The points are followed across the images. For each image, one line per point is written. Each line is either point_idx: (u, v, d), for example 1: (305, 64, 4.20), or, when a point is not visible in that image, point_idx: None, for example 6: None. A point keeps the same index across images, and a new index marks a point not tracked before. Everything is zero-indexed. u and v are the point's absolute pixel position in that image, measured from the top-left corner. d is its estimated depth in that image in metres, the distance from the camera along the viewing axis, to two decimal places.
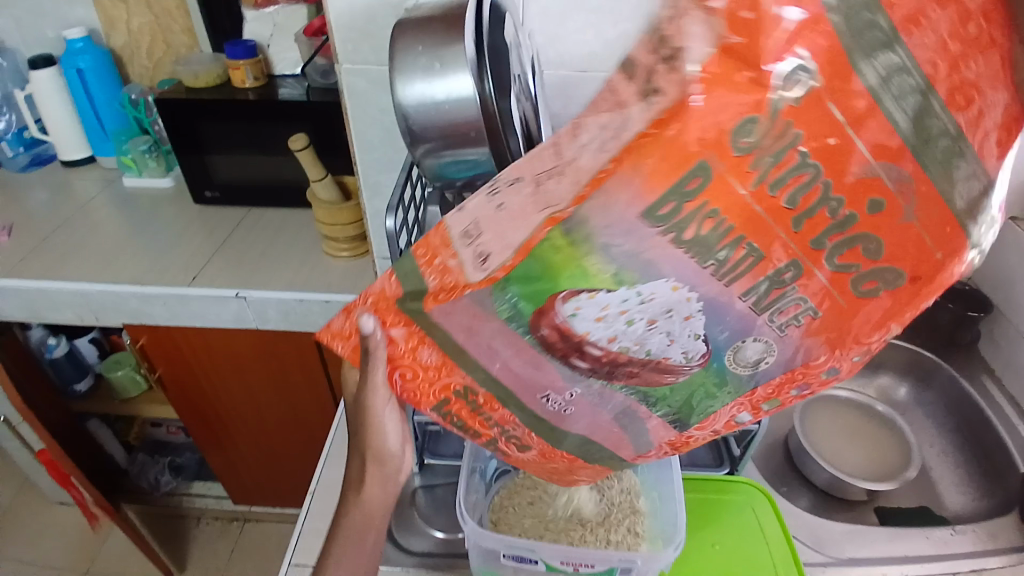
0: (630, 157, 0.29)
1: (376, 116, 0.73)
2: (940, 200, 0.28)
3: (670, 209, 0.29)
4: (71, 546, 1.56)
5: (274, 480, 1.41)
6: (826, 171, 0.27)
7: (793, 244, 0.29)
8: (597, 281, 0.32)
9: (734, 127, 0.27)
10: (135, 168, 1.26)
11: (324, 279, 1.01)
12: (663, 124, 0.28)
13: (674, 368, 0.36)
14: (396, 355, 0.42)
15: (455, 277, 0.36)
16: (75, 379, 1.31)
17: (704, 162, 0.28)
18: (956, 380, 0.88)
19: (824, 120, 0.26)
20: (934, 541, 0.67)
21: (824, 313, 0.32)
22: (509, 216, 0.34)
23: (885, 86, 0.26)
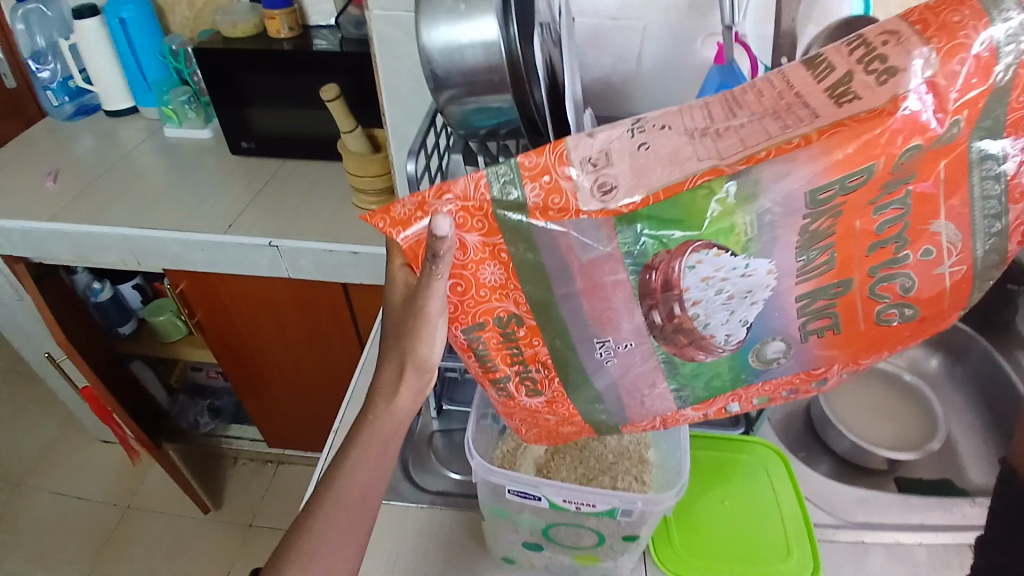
0: (819, 139, 0.34)
1: (405, 66, 0.72)
2: (969, 263, 0.36)
3: (828, 196, 0.35)
4: (116, 480, 1.67)
5: (303, 426, 1.47)
6: (911, 212, 0.36)
7: (859, 262, 0.37)
8: (735, 238, 0.37)
9: (901, 152, 0.34)
10: (175, 119, 1.28)
11: (352, 232, 1.03)
12: (864, 120, 0.34)
13: (712, 346, 0.41)
14: (460, 264, 0.41)
15: (567, 199, 0.38)
16: (120, 322, 1.38)
17: (871, 166, 0.34)
18: (991, 355, 0.85)
19: (948, 170, 0.34)
20: (950, 514, 0.65)
21: (844, 332, 0.39)
22: (653, 156, 0.38)
23: (981, 167, 0.34)
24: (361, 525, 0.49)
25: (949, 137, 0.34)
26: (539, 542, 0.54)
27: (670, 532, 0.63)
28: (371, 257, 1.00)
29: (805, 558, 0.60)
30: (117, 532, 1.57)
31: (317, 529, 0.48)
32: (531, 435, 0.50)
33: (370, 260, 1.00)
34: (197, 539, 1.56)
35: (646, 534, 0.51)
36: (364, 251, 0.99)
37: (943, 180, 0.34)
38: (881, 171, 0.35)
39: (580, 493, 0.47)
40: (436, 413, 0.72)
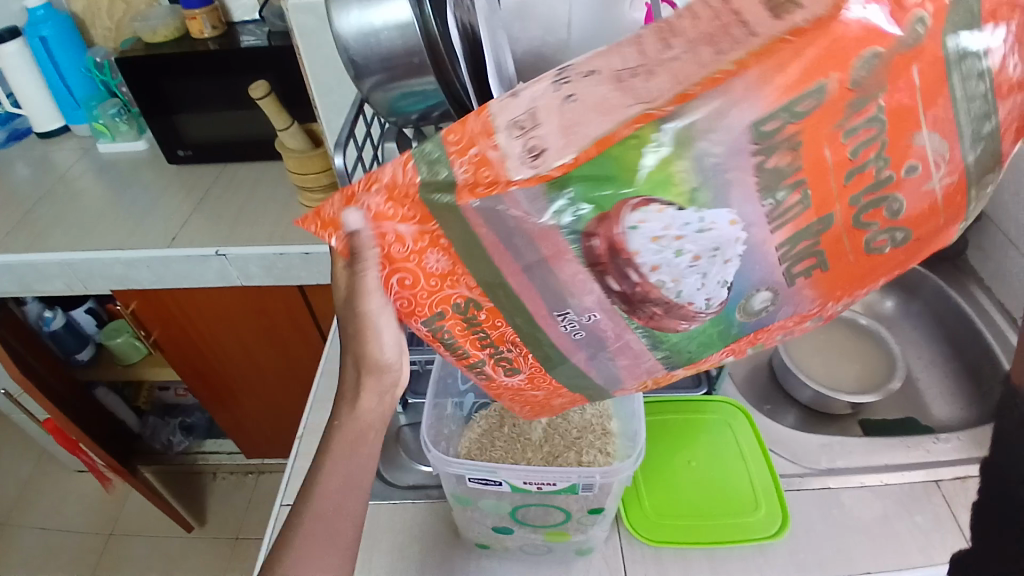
0: (760, 70, 0.29)
1: (330, 55, 0.70)
2: (960, 173, 0.31)
3: (777, 126, 0.30)
4: (96, 509, 1.63)
5: (280, 431, 1.44)
6: (888, 129, 0.30)
7: (838, 195, 0.31)
8: (676, 191, 0.32)
9: (857, 63, 0.29)
10: (108, 134, 1.23)
11: (302, 231, 1.00)
12: (803, 33, 0.29)
13: (692, 313, 0.37)
14: (401, 255, 0.39)
15: (495, 171, 0.34)
16: (76, 349, 1.33)
17: (824, 84, 0.29)
18: (943, 291, 0.87)
19: (920, 75, 0.29)
20: (915, 451, 0.67)
21: (832, 268, 0.34)
22: (581, 107, 0.33)
23: (961, 71, 0.29)
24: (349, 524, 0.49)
25: (919, 37, 0.28)
26: (510, 526, 0.55)
27: (641, 497, 0.64)
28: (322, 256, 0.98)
29: (773, 512, 0.61)
30: (100, 562, 1.53)
31: (302, 548, 0.47)
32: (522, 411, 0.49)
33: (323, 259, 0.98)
34: (183, 558, 1.53)
35: (611, 505, 0.52)
36: (314, 251, 0.97)
37: (918, 87, 0.29)
38: (841, 92, 0.29)
39: (539, 475, 0.48)
40: (401, 408, 0.71)
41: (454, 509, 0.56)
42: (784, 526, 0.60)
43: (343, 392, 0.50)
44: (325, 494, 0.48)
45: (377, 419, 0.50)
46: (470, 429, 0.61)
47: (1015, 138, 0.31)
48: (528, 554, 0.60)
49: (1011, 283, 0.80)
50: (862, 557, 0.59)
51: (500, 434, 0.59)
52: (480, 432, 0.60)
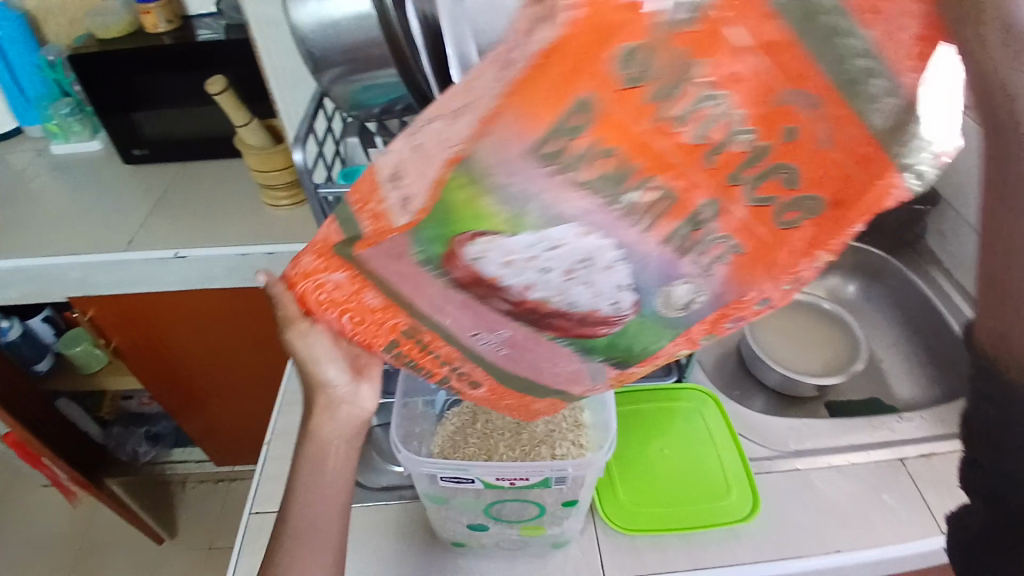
0: (531, 93, 0.24)
1: (289, 47, 0.68)
2: (855, 124, 0.26)
3: (558, 145, 0.25)
4: (60, 524, 1.57)
5: (251, 436, 1.41)
6: (735, 101, 0.25)
7: (712, 185, 0.27)
8: (495, 223, 0.27)
9: (622, 58, 0.24)
10: (60, 134, 1.18)
11: (266, 231, 0.98)
12: (549, 51, 0.24)
13: (607, 319, 0.32)
14: (341, 301, 0.35)
15: (383, 222, 0.30)
16: (36, 359, 1.26)
17: (584, 100, 0.24)
18: (904, 275, 0.89)
19: (722, 42, 0.24)
20: (879, 429, 0.68)
21: (749, 249, 0.30)
22: (425, 153, 0.28)
23: (804, 19, 0.23)
24: (332, 526, 0.50)
25: (684, 18, 0.23)
26: (484, 522, 0.54)
27: (616, 488, 0.64)
28: (289, 256, 0.96)
29: (745, 495, 0.62)
30: None
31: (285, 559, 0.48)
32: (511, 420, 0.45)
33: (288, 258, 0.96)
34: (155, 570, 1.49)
35: (585, 496, 0.52)
36: (279, 250, 0.95)
37: (727, 52, 0.24)
38: (623, 89, 0.24)
39: (511, 470, 0.48)
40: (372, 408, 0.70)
41: (428, 509, 0.55)
42: (756, 508, 0.61)
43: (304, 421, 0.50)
44: (305, 510, 0.49)
45: (345, 443, 0.50)
46: (444, 427, 0.60)
47: (915, 66, 0.25)
48: (504, 550, 0.59)
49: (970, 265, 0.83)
50: (833, 537, 0.60)
51: (473, 430, 0.59)
52: (453, 430, 0.60)
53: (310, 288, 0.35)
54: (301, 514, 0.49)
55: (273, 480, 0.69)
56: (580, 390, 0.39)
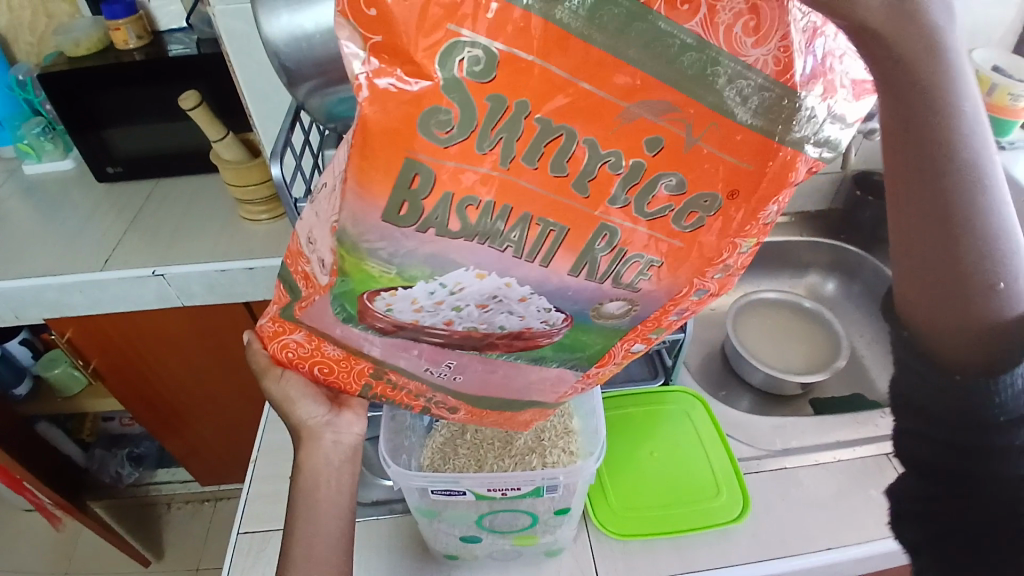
0: (374, 164, 0.30)
1: (262, 61, 0.68)
2: (715, 114, 0.29)
3: (409, 208, 0.31)
4: (40, 552, 1.53)
5: (236, 453, 1.39)
6: (580, 129, 0.29)
7: (591, 209, 0.32)
8: (388, 280, 0.34)
9: (426, 123, 0.29)
10: (33, 154, 1.15)
11: (245, 246, 0.97)
12: (361, 135, 0.29)
13: (542, 333, 0.39)
14: (308, 354, 0.43)
15: (311, 285, 0.37)
16: (13, 382, 1.23)
17: (411, 160, 0.30)
18: (882, 271, 0.91)
19: (531, 81, 0.28)
20: (864, 426, 0.69)
21: (664, 258, 0.35)
22: (321, 217, 0.35)
23: (617, 34, 0.27)
24: (332, 555, 0.48)
25: (485, 72, 0.28)
26: (476, 535, 0.54)
27: (606, 493, 0.64)
28: (269, 271, 0.95)
29: (734, 496, 0.63)
30: None
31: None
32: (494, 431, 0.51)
33: (268, 273, 0.95)
34: None
35: (577, 504, 0.52)
36: (259, 265, 0.94)
37: (540, 87, 0.28)
38: (446, 147, 0.29)
39: (503, 481, 0.48)
40: None
41: (419, 523, 0.54)
42: (746, 508, 0.61)
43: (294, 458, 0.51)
44: (304, 539, 0.48)
45: (337, 473, 0.50)
46: (432, 440, 0.60)
47: (755, 40, 0.28)
48: (497, 561, 0.59)
49: None
50: (823, 534, 0.60)
51: (461, 441, 0.59)
52: (441, 443, 0.59)
53: (278, 348, 0.44)
54: (301, 544, 0.47)
55: (261, 499, 0.68)
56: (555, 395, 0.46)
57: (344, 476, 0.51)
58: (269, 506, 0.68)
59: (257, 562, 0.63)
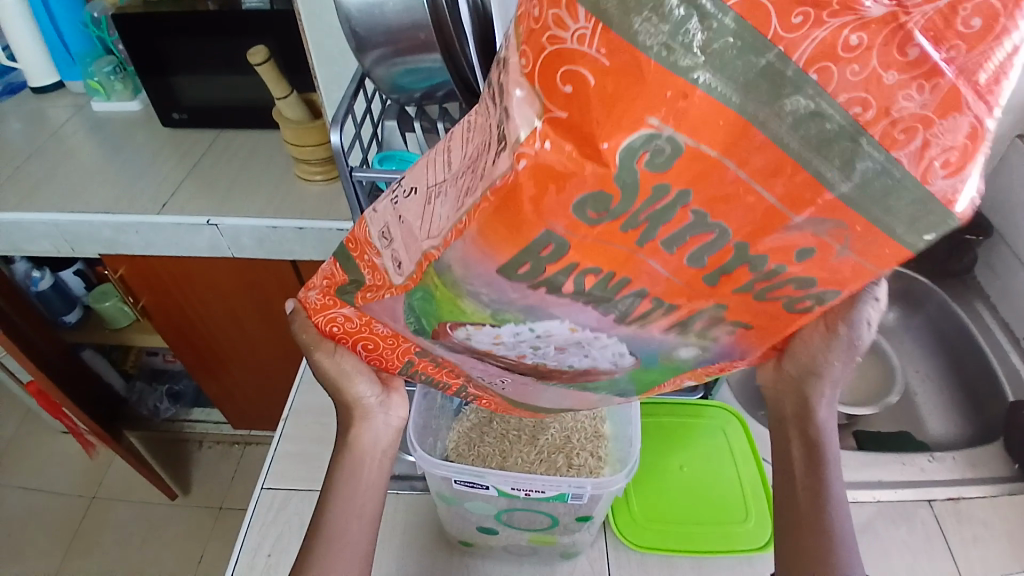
0: (501, 223, 0.27)
1: (334, 25, 0.67)
2: (880, 235, 0.27)
3: (529, 269, 0.29)
4: (78, 472, 1.61)
5: (268, 403, 1.43)
6: (730, 228, 0.27)
7: (717, 293, 0.31)
8: (478, 318, 0.33)
9: (579, 201, 0.25)
10: (102, 92, 1.18)
11: (298, 205, 0.98)
12: (499, 191, 0.25)
13: (607, 371, 0.38)
14: (354, 330, 0.41)
15: (381, 278, 0.35)
16: (64, 311, 1.27)
17: (549, 230, 0.27)
18: (948, 306, 0.87)
19: (701, 173, 0.25)
20: (909, 468, 0.70)
21: (757, 328, 0.34)
22: (408, 226, 0.33)
23: (814, 150, 0.24)
24: (364, 532, 0.48)
25: (665, 161, 0.25)
26: (494, 526, 0.53)
27: (630, 502, 0.63)
28: (317, 233, 0.95)
29: (763, 521, 0.60)
30: (84, 524, 1.52)
31: (316, 561, 0.45)
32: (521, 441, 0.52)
33: (315, 235, 0.95)
34: (167, 526, 1.53)
35: (600, 514, 0.51)
36: (309, 226, 0.94)
37: (716, 186, 0.26)
38: (591, 225, 0.26)
39: (527, 481, 0.47)
40: None
41: (439, 507, 0.54)
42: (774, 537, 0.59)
43: (342, 436, 0.51)
44: (342, 511, 0.48)
45: (382, 452, 0.51)
46: (460, 423, 0.59)
47: (948, 172, 0.25)
48: (512, 554, 0.59)
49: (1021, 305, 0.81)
50: None
51: (489, 430, 0.58)
52: (467, 429, 0.58)
53: (323, 321, 0.42)
54: (339, 519, 0.47)
55: (287, 459, 0.69)
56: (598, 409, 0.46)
57: (387, 455, 0.52)
58: (294, 466, 0.68)
59: (276, 520, 0.64)
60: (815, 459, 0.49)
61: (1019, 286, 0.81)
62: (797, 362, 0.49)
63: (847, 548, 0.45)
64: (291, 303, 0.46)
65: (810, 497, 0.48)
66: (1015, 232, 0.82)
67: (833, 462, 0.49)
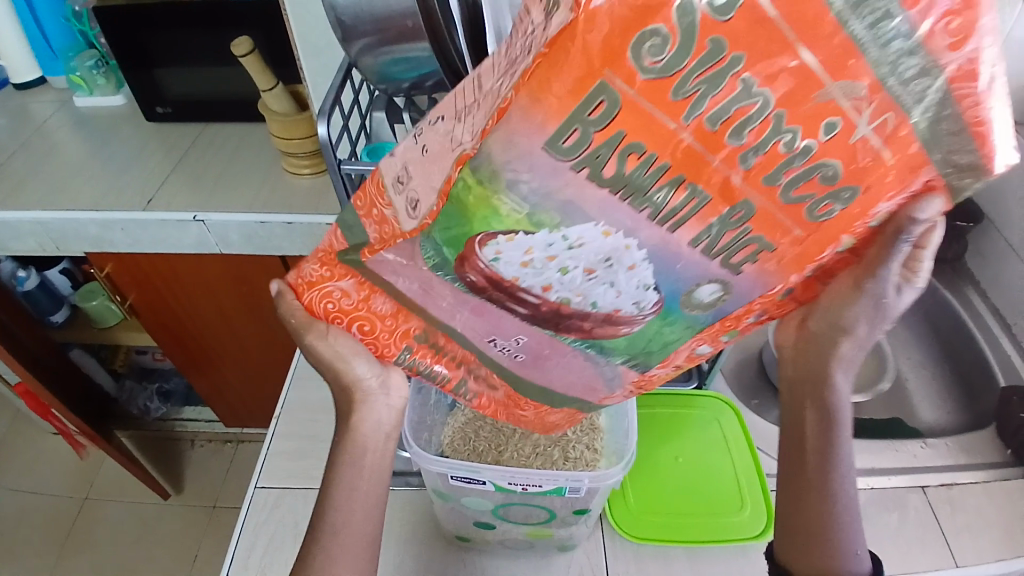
0: (558, 82, 0.25)
1: (320, 15, 0.66)
2: (893, 106, 0.25)
3: (575, 141, 0.26)
4: (69, 473, 1.60)
5: (259, 399, 1.41)
6: (778, 101, 0.25)
7: (749, 183, 0.28)
8: (513, 223, 0.30)
9: (636, 50, 0.23)
10: (84, 87, 1.15)
11: (286, 200, 0.96)
12: (553, 45, 0.24)
13: (628, 318, 0.36)
14: (350, 308, 0.41)
15: (392, 227, 0.34)
16: (51, 310, 1.25)
17: (604, 82, 0.24)
18: (940, 293, 0.87)
19: (764, 33, 0.23)
20: (902, 454, 0.70)
21: (779, 245, 0.31)
22: (431, 157, 0.31)
23: (854, 10, 0.22)
24: (367, 520, 0.47)
25: (726, 11, 0.22)
26: (491, 521, 0.53)
27: (626, 494, 0.62)
28: (306, 228, 0.94)
29: (758, 511, 0.60)
30: (75, 526, 1.51)
31: (318, 554, 0.45)
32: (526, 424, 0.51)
33: (305, 230, 0.94)
34: (160, 525, 1.52)
35: (597, 507, 0.50)
36: (297, 221, 0.93)
37: (766, 48, 0.23)
38: (644, 81, 0.24)
39: (524, 476, 0.46)
40: None
41: (434, 504, 0.54)
42: (769, 525, 0.59)
43: (343, 421, 0.50)
44: (344, 496, 0.47)
45: (383, 437, 0.50)
46: (454, 418, 0.59)
47: (953, 42, 0.23)
48: (509, 549, 0.59)
49: (1012, 292, 0.81)
50: None
51: (483, 425, 0.57)
52: (462, 423, 0.58)
53: (317, 298, 0.41)
54: (340, 510, 0.47)
55: (280, 456, 0.68)
56: (601, 394, 0.45)
57: (387, 444, 0.50)
58: (288, 463, 0.68)
59: (270, 517, 0.64)
60: (830, 435, 0.49)
61: (1009, 273, 0.82)
62: (825, 319, 0.47)
63: (847, 523, 0.47)
64: (274, 283, 0.44)
65: (821, 469, 0.48)
66: (1005, 219, 0.82)
67: (845, 444, 0.49)
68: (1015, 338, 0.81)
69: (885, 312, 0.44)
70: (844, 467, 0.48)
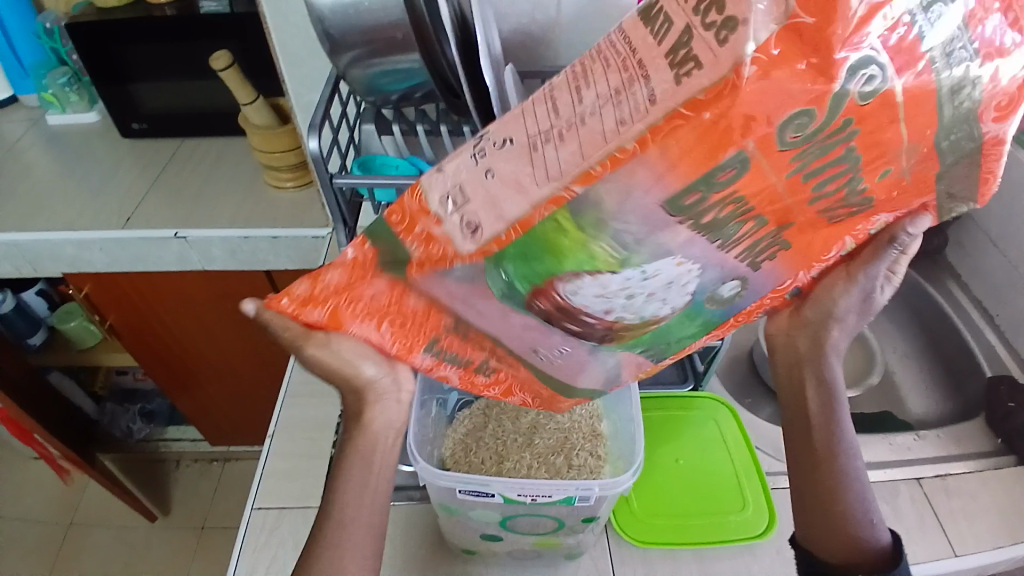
0: (694, 140, 0.25)
1: (302, 25, 0.65)
2: (937, 165, 0.27)
3: (694, 198, 0.27)
4: (51, 499, 1.55)
5: (246, 417, 1.39)
6: (864, 162, 0.26)
7: (802, 216, 0.29)
8: (604, 264, 0.31)
9: (784, 120, 0.24)
10: (57, 104, 1.12)
11: (269, 214, 0.95)
12: (700, 104, 0.24)
13: (658, 317, 0.36)
14: (379, 309, 0.38)
15: (443, 247, 0.33)
16: (28, 333, 1.20)
17: (743, 151, 0.25)
18: (921, 286, 0.89)
19: (874, 117, 0.24)
20: (896, 446, 0.71)
21: (797, 252, 0.32)
22: (499, 182, 0.30)
23: (950, 96, 0.24)
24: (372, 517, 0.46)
25: (868, 96, 0.24)
26: (498, 533, 0.53)
27: (629, 499, 0.62)
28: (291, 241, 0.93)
29: (759, 508, 0.61)
30: (60, 553, 1.47)
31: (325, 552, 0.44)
32: (534, 404, 0.47)
33: (290, 244, 0.93)
34: (148, 549, 1.48)
35: (604, 514, 0.50)
36: (283, 234, 0.92)
37: (879, 124, 0.25)
38: (779, 147, 0.25)
39: (533, 487, 0.46)
40: None
41: (441, 519, 0.53)
42: (771, 522, 0.59)
43: (352, 415, 0.48)
44: (347, 495, 0.46)
45: (392, 433, 0.48)
46: (457, 426, 0.59)
47: (1000, 115, 0.25)
48: (516, 559, 0.58)
49: (992, 283, 0.83)
50: None
51: (484, 435, 0.57)
52: (465, 432, 0.58)
53: (344, 302, 0.38)
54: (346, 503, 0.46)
55: (276, 477, 0.67)
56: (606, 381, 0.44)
57: (391, 449, 0.48)
58: (286, 483, 0.67)
59: (270, 541, 0.62)
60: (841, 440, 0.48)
61: (988, 265, 0.83)
62: (817, 307, 0.47)
63: (861, 506, 0.46)
64: (249, 302, 0.42)
65: (829, 461, 0.48)
66: (982, 211, 0.84)
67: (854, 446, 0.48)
68: (998, 328, 0.82)
69: (874, 305, 0.46)
70: (851, 458, 0.48)
